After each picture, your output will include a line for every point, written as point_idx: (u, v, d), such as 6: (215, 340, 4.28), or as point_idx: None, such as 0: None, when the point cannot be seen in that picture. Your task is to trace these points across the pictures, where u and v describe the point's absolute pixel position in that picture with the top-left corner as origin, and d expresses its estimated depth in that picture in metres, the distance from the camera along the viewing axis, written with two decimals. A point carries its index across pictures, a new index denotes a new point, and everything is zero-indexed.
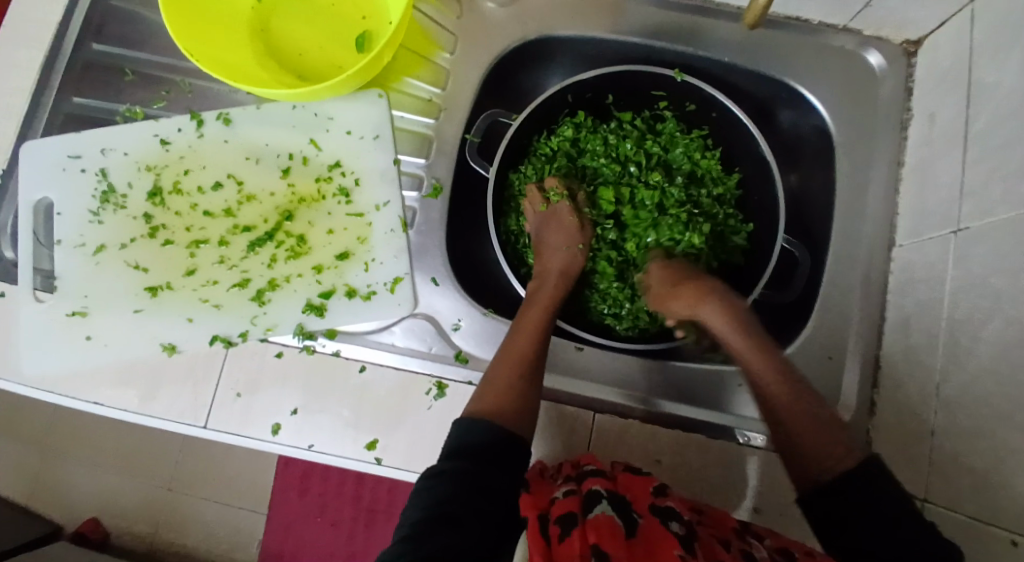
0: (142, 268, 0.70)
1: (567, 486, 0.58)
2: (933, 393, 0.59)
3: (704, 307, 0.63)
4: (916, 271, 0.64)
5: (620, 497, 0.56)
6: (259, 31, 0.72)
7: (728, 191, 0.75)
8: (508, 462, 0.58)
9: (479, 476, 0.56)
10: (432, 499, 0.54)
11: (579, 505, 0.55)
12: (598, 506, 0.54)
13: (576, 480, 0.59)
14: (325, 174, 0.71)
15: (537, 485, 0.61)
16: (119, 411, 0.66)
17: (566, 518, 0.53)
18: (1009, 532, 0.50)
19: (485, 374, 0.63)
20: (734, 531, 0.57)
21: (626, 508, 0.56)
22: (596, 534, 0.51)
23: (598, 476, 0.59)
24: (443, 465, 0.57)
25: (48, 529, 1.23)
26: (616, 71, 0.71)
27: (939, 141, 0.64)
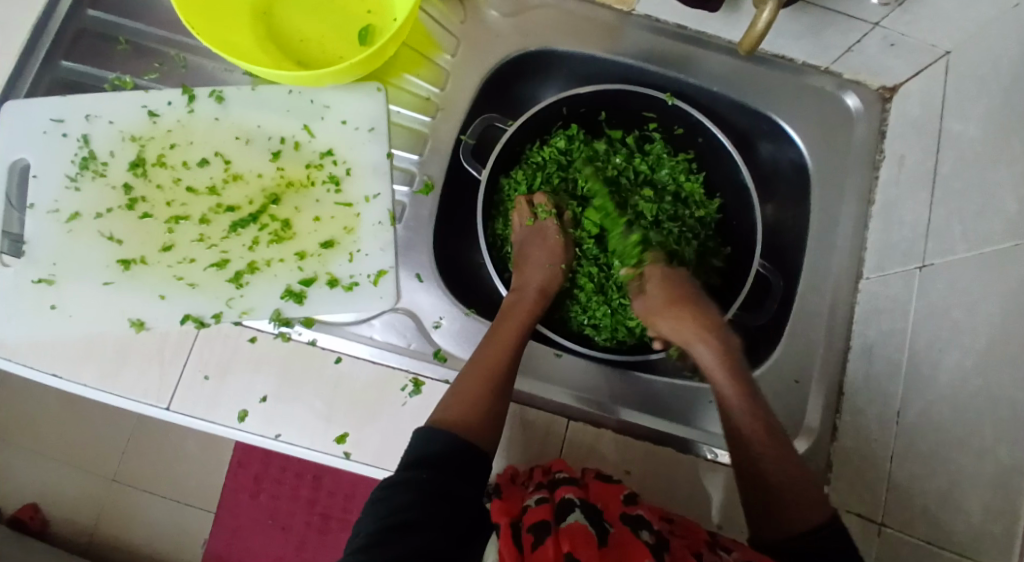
0: (116, 240, 0.68)
1: (539, 493, 0.59)
2: (894, 418, 0.62)
3: (701, 342, 0.64)
4: (882, 302, 0.67)
5: (591, 505, 0.57)
6: (261, 14, 0.72)
7: (709, 215, 0.77)
8: (472, 473, 0.58)
9: (442, 483, 0.56)
10: (388, 510, 0.54)
11: (553, 514, 0.56)
12: (571, 515, 0.55)
13: (548, 487, 0.59)
14: (316, 162, 0.71)
15: (509, 491, 0.62)
16: (77, 386, 0.63)
17: (541, 526, 0.55)
18: (960, 554, 0.52)
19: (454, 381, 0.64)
20: (705, 542, 0.57)
21: (598, 516, 0.57)
22: (570, 543, 0.53)
23: (571, 484, 0.59)
24: (403, 474, 0.56)
25: None
26: (611, 90, 0.74)
27: (908, 181, 0.68)
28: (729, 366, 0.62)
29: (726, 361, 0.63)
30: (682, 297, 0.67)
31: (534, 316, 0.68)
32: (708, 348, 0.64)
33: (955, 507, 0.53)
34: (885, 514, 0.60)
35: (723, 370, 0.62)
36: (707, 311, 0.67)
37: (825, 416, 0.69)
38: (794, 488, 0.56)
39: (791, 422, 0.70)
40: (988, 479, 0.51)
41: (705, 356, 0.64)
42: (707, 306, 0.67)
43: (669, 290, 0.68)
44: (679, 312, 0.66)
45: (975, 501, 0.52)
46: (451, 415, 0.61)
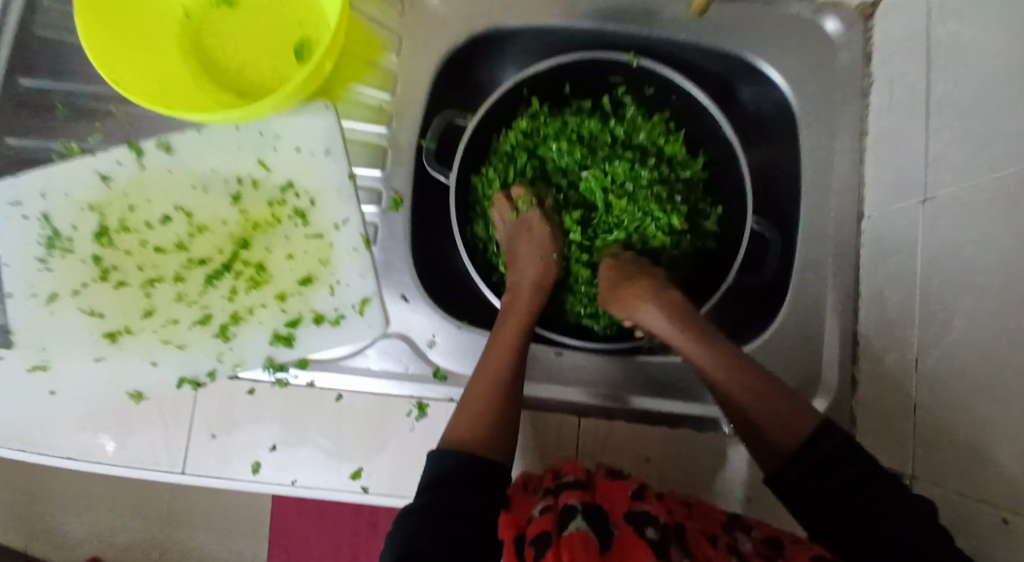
0: (98, 314, 0.66)
1: (545, 501, 0.56)
2: (913, 367, 0.59)
3: (645, 311, 0.63)
4: (888, 243, 0.63)
5: (596, 508, 0.54)
6: (191, 49, 0.67)
7: (695, 175, 0.72)
8: (477, 484, 0.56)
9: (451, 501, 0.54)
10: (402, 538, 0.52)
11: (555, 522, 0.53)
12: (574, 522, 0.52)
13: (555, 493, 0.57)
14: (278, 197, 0.68)
15: (518, 501, 0.60)
16: (93, 465, 0.64)
17: (542, 538, 0.51)
18: (999, 509, 0.49)
19: (461, 396, 0.62)
20: (721, 525, 0.57)
21: (602, 518, 0.53)
22: (569, 551, 0.49)
23: (575, 488, 0.56)
24: (418, 501, 0.54)
25: None
26: (570, 62, 0.68)
27: (901, 109, 0.62)
28: (678, 325, 0.61)
29: (673, 321, 0.62)
30: (626, 271, 0.66)
31: (534, 311, 0.66)
32: (654, 315, 0.63)
33: (987, 461, 0.50)
34: (917, 468, 0.58)
35: (674, 332, 0.61)
36: (651, 276, 0.65)
37: (843, 370, 0.67)
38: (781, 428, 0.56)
39: (808, 381, 0.67)
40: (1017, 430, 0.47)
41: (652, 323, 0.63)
42: (650, 273, 0.66)
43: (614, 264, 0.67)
44: (617, 289, 0.65)
45: (1004, 452, 0.48)
46: (460, 435, 0.59)
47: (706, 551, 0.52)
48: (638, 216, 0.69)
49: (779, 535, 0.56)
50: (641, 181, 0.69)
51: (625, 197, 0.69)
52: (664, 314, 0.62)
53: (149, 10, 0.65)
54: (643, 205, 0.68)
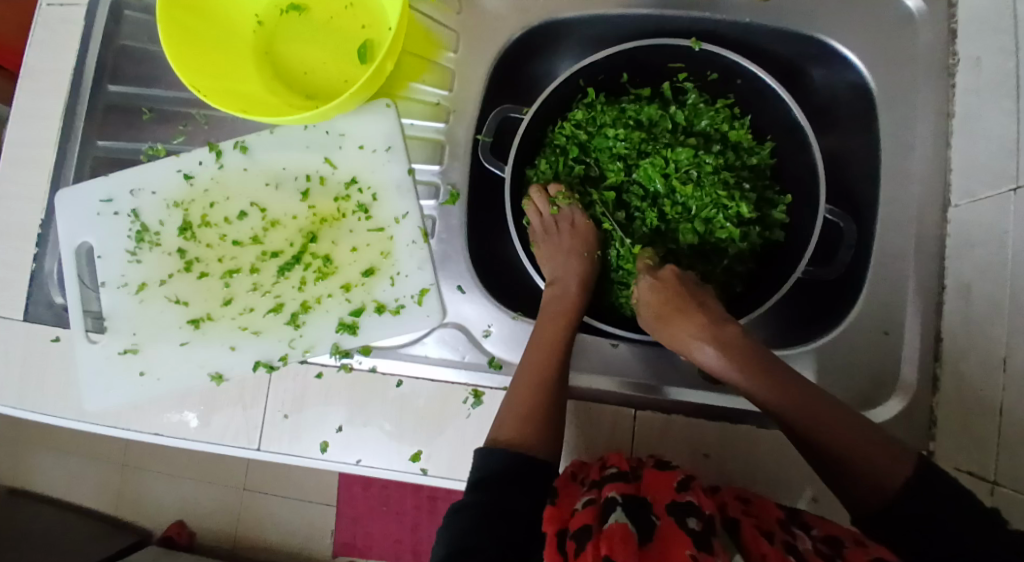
0: (183, 302, 0.72)
1: (588, 494, 0.56)
2: (1000, 365, 0.55)
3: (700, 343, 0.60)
4: (972, 233, 0.59)
5: (636, 501, 0.54)
6: (264, 56, 0.72)
7: (763, 160, 0.71)
8: (529, 483, 0.58)
9: (500, 501, 0.55)
10: (453, 534, 0.54)
11: (595, 516, 0.53)
12: (614, 514, 0.52)
13: (598, 486, 0.57)
14: (343, 193, 0.71)
15: (563, 491, 0.59)
16: (177, 439, 0.70)
17: (583, 529, 0.52)
18: None
19: (510, 389, 0.64)
20: (778, 522, 0.54)
21: (643, 511, 0.53)
22: (608, 544, 0.49)
23: (619, 480, 0.57)
24: (467, 497, 0.57)
25: (136, 538, 1.30)
26: (629, 50, 0.68)
27: (990, 89, 0.58)
28: (734, 358, 0.58)
29: (730, 355, 0.58)
30: (674, 297, 0.63)
31: (578, 306, 0.67)
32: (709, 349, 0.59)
33: None
34: (999, 473, 0.54)
35: (732, 366, 0.58)
36: (703, 305, 0.62)
37: (924, 368, 0.63)
38: (874, 467, 0.52)
39: (883, 377, 0.64)
40: None
41: (708, 356, 0.59)
42: (700, 300, 0.63)
43: (656, 288, 0.64)
44: (670, 319, 0.62)
45: None
46: (507, 429, 0.61)
47: (761, 548, 0.51)
48: (706, 202, 0.67)
49: (840, 534, 0.53)
50: (705, 169, 0.67)
51: (692, 183, 0.67)
52: (720, 348, 0.59)
53: (226, 16, 0.70)
54: (712, 191, 0.66)
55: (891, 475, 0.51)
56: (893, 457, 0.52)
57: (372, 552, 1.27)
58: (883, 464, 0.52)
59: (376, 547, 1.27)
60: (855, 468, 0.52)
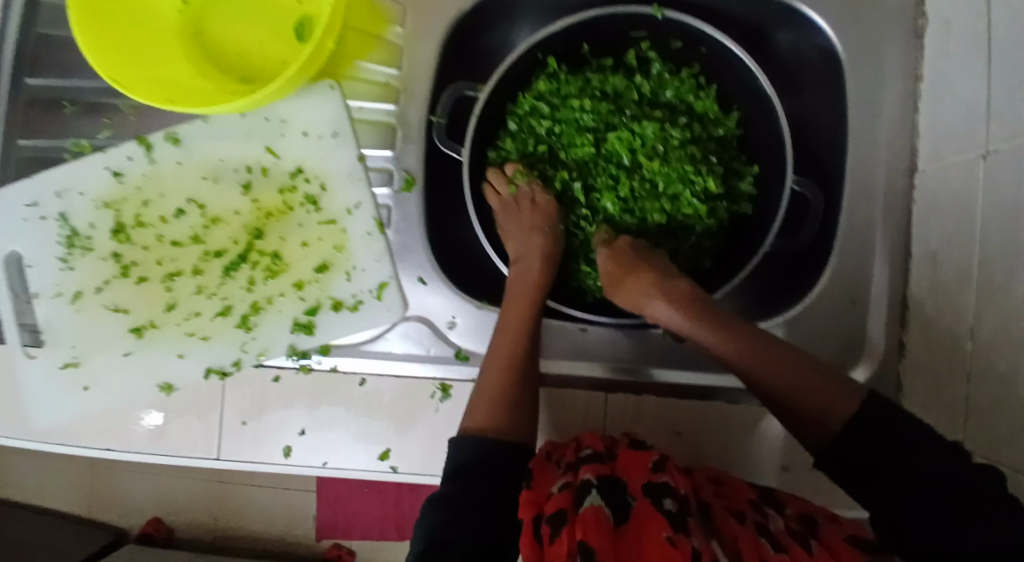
0: (122, 310, 0.67)
1: (564, 477, 0.53)
2: (967, 335, 0.54)
3: (653, 301, 0.58)
4: (940, 199, 0.58)
5: (612, 481, 0.51)
6: (192, 37, 0.66)
7: (729, 132, 0.68)
8: (498, 473, 0.55)
9: (474, 492, 0.53)
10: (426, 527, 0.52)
11: (571, 500, 0.49)
12: (589, 498, 0.49)
13: (574, 469, 0.54)
14: (288, 184, 0.67)
15: (539, 475, 0.56)
16: (129, 454, 0.66)
17: (558, 515, 0.48)
18: None
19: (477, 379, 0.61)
20: (750, 502, 0.53)
21: (619, 491, 0.50)
22: (583, 530, 0.45)
23: (595, 462, 0.54)
24: (442, 490, 0.54)
25: (112, 537, 1.26)
26: (587, 18, 0.64)
27: (961, 51, 0.56)
28: (687, 311, 0.56)
29: (681, 309, 0.56)
30: (627, 258, 0.61)
31: (540, 288, 0.64)
32: (661, 305, 0.57)
33: None
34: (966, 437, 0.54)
35: (685, 320, 0.56)
36: (658, 265, 0.61)
37: (890, 335, 0.63)
38: (815, 395, 0.51)
39: (852, 346, 0.63)
40: None
41: (659, 312, 0.58)
42: (656, 261, 0.61)
43: (612, 249, 0.62)
44: (622, 281, 0.60)
45: None
46: (477, 421, 0.58)
47: (731, 531, 0.49)
48: (673, 177, 0.64)
49: (815, 514, 0.52)
50: (671, 143, 0.64)
51: (658, 158, 0.63)
52: (670, 303, 0.57)
53: None
54: (679, 165, 0.63)
55: (834, 407, 0.51)
56: (833, 385, 0.51)
57: (354, 537, 1.26)
58: (822, 392, 0.51)
59: (358, 529, 1.26)
60: (802, 404, 0.52)
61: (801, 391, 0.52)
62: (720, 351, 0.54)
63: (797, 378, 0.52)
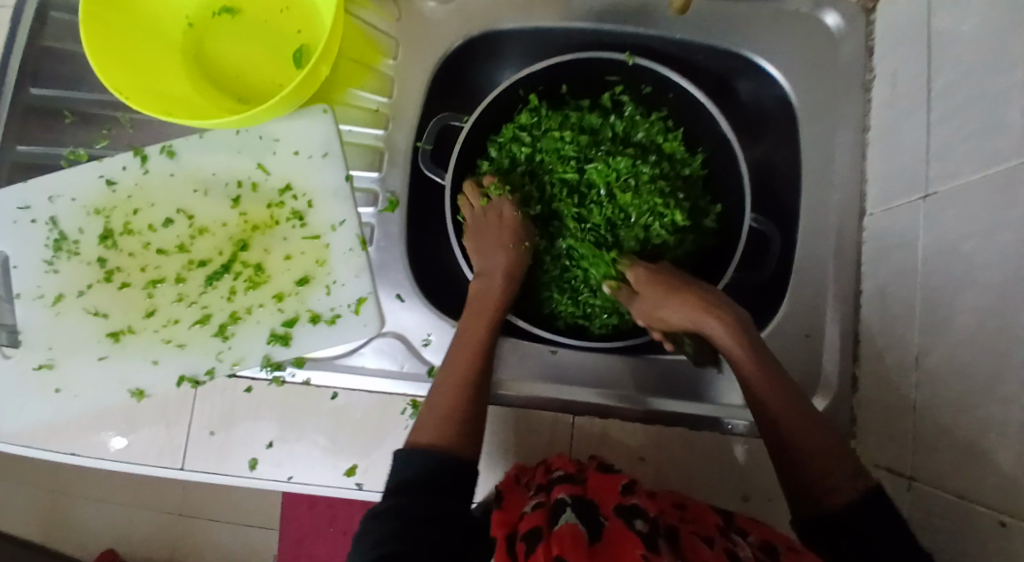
0: (102, 314, 0.68)
1: (537, 497, 0.54)
2: (913, 365, 0.56)
3: (709, 320, 0.61)
4: (887, 238, 0.61)
5: (586, 502, 0.52)
6: (192, 58, 0.69)
7: (695, 172, 0.72)
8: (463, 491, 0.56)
9: (430, 505, 0.53)
10: (377, 536, 0.51)
11: (546, 519, 0.51)
12: (564, 516, 0.50)
13: (545, 489, 0.55)
14: (276, 199, 0.69)
15: (510, 497, 0.57)
16: (93, 460, 0.65)
17: (532, 533, 0.49)
18: (996, 512, 0.46)
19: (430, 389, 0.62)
20: (717, 528, 0.53)
21: (592, 511, 0.51)
22: (559, 546, 0.47)
23: (567, 483, 0.55)
24: (390, 500, 0.54)
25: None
26: (568, 61, 0.69)
27: (904, 101, 0.59)
28: (742, 338, 0.59)
29: (737, 333, 0.59)
30: (676, 283, 0.64)
31: (500, 306, 0.66)
32: (718, 324, 0.60)
33: (986, 460, 0.47)
34: (915, 469, 0.55)
35: (738, 344, 0.59)
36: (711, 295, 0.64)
37: (843, 367, 0.65)
38: (826, 463, 0.54)
39: (807, 379, 0.65)
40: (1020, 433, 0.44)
41: (717, 331, 0.60)
42: (707, 290, 0.64)
43: (661, 274, 0.65)
44: (674, 298, 0.63)
45: (1001, 451, 0.46)
46: (427, 435, 0.58)
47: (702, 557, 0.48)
48: (644, 210, 0.68)
49: (776, 540, 0.53)
50: (641, 178, 0.68)
51: (630, 191, 0.67)
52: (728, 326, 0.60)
53: (153, 11, 0.67)
54: (649, 199, 0.67)
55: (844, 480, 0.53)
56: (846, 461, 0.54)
57: None
58: (834, 463, 0.54)
59: None
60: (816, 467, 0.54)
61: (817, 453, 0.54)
62: (757, 381, 0.57)
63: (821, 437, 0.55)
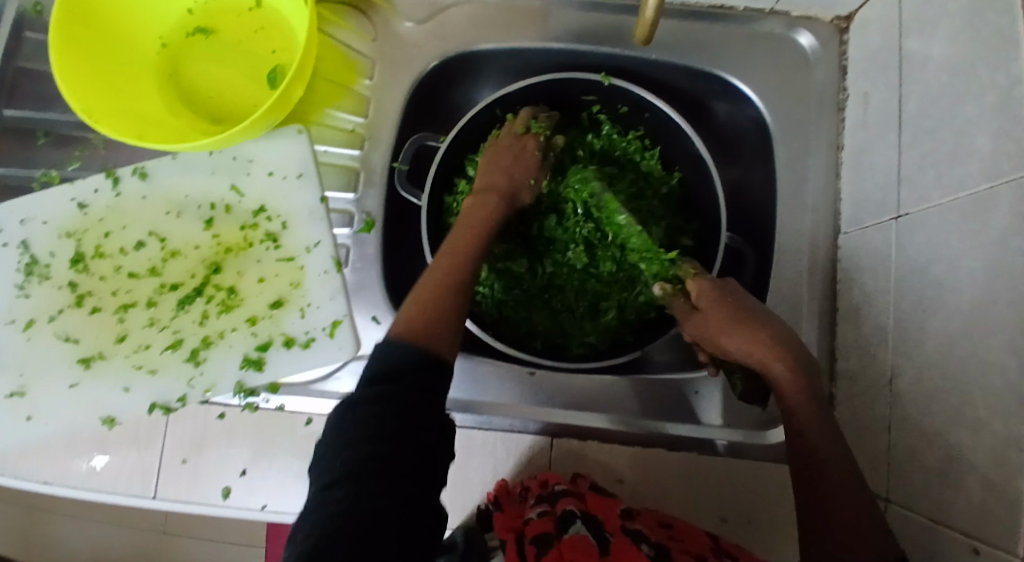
0: (73, 340, 0.67)
1: (540, 506, 0.57)
2: (886, 386, 0.56)
3: (776, 362, 0.56)
4: (861, 258, 0.61)
5: (592, 516, 0.55)
6: (167, 80, 0.69)
7: (671, 191, 0.73)
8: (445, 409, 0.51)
9: (412, 412, 0.48)
10: (355, 434, 0.47)
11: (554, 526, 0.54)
12: (573, 526, 0.53)
13: (548, 500, 0.57)
14: (250, 221, 0.68)
15: (507, 506, 0.60)
16: (65, 488, 0.63)
17: (542, 538, 0.53)
18: (968, 538, 0.46)
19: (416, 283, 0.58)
20: (709, 548, 0.54)
21: (598, 526, 0.54)
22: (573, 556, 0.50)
23: (570, 497, 0.57)
24: (367, 391, 0.49)
25: None
26: (546, 81, 0.68)
27: (876, 123, 0.60)
28: (808, 392, 0.55)
29: (804, 384, 0.55)
30: (751, 311, 0.59)
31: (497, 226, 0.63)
32: (783, 368, 0.56)
33: (957, 486, 0.47)
34: (890, 491, 0.55)
35: (801, 394, 0.55)
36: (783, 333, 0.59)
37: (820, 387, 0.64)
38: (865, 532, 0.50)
39: None
40: (990, 459, 0.44)
41: (781, 373, 0.56)
42: (780, 326, 0.59)
43: (735, 299, 0.60)
44: (747, 330, 0.57)
45: (972, 476, 0.46)
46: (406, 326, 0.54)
47: None
48: (622, 229, 0.69)
49: None
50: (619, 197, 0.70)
51: (608, 210, 0.69)
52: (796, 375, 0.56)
53: (126, 34, 0.66)
54: (627, 217, 0.69)
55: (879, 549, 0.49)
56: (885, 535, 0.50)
57: None
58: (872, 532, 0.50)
59: None
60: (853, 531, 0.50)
61: (852, 517, 0.51)
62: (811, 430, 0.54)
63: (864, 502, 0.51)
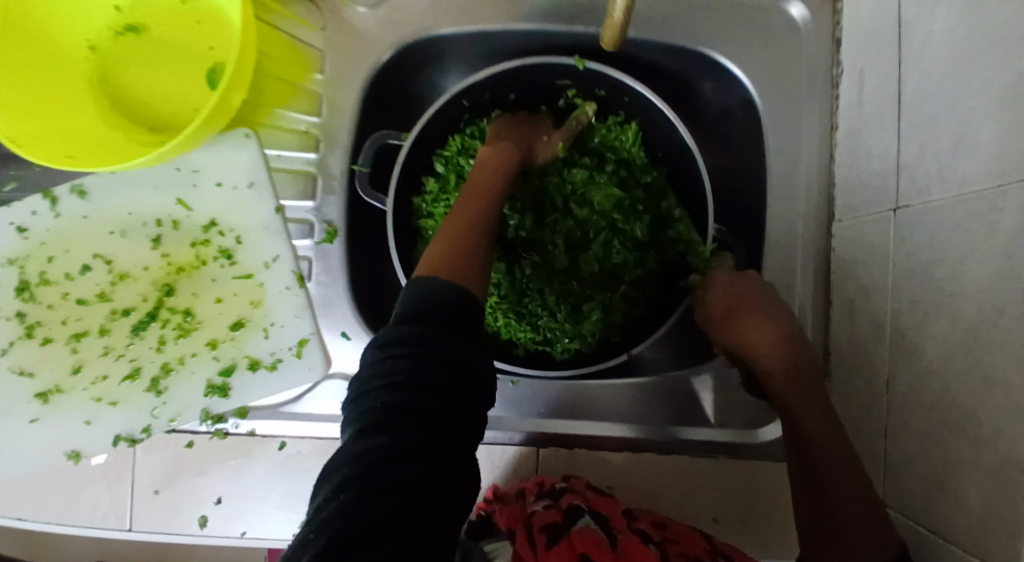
0: (28, 374, 0.63)
1: (543, 501, 0.58)
2: (883, 389, 0.53)
3: (762, 355, 0.58)
4: (856, 251, 0.57)
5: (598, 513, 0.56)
6: (100, 88, 0.63)
7: (656, 180, 0.67)
8: (480, 377, 0.48)
9: (445, 370, 0.46)
10: (388, 372, 0.46)
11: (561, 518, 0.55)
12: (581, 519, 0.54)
13: (550, 496, 0.58)
14: (201, 237, 0.63)
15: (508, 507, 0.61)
16: (39, 521, 0.63)
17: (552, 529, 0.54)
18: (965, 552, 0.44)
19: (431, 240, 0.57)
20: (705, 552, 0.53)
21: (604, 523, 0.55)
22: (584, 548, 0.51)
23: (574, 493, 0.58)
24: (399, 333, 0.48)
25: None
26: (514, 68, 0.62)
27: (873, 105, 0.55)
28: (795, 383, 0.56)
29: (791, 375, 0.56)
30: (748, 300, 0.59)
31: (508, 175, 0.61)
32: (771, 361, 0.57)
33: (957, 500, 0.45)
34: (888, 495, 0.53)
35: (789, 386, 0.56)
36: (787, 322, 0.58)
37: None
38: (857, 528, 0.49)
39: None
40: (989, 479, 0.41)
41: (769, 366, 0.57)
42: (785, 316, 0.59)
43: (734, 287, 0.60)
44: (740, 321, 0.58)
45: (972, 492, 0.43)
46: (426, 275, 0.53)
47: None
48: (602, 225, 0.65)
49: None
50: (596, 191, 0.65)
51: (586, 205, 0.66)
52: (783, 366, 0.57)
53: (47, 42, 0.60)
54: (607, 212, 0.65)
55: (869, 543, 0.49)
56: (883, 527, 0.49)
57: None
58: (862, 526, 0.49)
59: None
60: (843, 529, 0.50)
61: (843, 511, 0.51)
62: (801, 419, 0.55)
63: (858, 495, 0.50)
